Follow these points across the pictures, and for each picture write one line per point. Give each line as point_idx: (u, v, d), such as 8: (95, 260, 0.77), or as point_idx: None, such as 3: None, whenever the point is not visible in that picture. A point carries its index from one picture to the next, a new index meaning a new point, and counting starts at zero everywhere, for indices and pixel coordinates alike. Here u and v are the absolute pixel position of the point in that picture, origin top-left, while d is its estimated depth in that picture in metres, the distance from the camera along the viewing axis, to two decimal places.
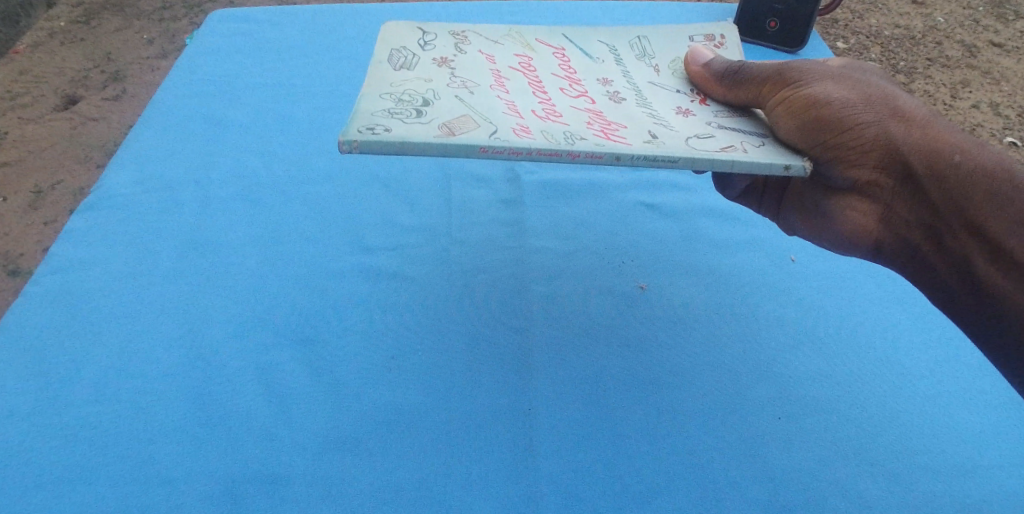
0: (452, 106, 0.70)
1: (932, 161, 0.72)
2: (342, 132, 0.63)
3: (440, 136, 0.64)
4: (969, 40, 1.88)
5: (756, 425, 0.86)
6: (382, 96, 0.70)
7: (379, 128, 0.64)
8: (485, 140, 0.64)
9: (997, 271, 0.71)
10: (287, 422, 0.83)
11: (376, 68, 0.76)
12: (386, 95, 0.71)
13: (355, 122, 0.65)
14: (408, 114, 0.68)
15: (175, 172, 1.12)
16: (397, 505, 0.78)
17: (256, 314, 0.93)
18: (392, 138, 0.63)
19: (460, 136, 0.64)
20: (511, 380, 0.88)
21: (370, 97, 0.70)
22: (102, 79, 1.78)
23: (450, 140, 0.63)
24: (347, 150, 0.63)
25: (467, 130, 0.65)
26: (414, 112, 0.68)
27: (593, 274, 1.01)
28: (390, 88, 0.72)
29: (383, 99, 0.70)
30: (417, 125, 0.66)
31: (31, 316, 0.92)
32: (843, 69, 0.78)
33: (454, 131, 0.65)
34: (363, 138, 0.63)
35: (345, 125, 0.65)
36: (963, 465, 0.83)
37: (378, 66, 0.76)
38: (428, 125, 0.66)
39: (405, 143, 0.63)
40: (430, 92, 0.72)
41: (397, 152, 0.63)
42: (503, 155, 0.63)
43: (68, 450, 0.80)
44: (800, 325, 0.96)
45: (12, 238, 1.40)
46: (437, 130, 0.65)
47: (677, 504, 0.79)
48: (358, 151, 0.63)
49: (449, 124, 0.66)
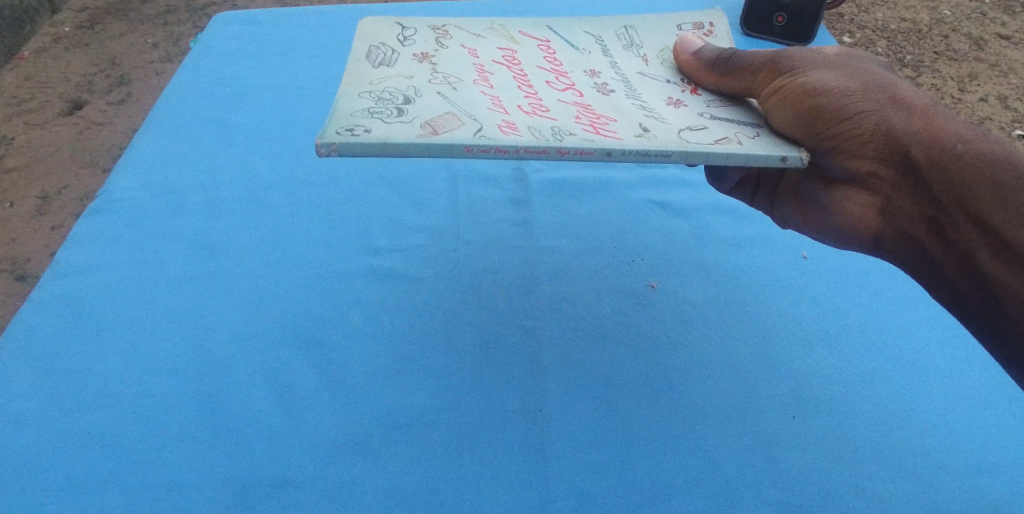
0: (434, 103, 0.70)
1: (931, 151, 0.71)
2: (320, 135, 0.63)
3: (421, 136, 0.64)
4: (976, 32, 1.86)
5: (769, 424, 0.85)
6: (361, 96, 0.71)
7: (358, 129, 0.65)
8: (469, 139, 0.64)
9: (998, 264, 0.70)
10: (295, 424, 0.83)
11: (356, 66, 0.76)
12: (366, 94, 0.71)
13: (334, 124, 0.65)
14: (388, 113, 0.68)
15: (180, 176, 1.13)
16: (409, 507, 0.77)
17: (263, 315, 0.94)
18: (372, 140, 0.63)
19: (443, 135, 0.64)
20: (521, 381, 0.88)
21: (349, 97, 0.70)
22: (107, 84, 1.79)
23: (432, 140, 0.63)
24: (326, 153, 0.63)
25: (450, 128, 0.65)
26: (395, 111, 0.68)
27: (602, 273, 1.00)
28: (370, 86, 0.73)
29: (363, 99, 0.70)
30: (398, 124, 0.66)
31: (39, 320, 0.93)
32: (840, 58, 0.77)
33: (437, 130, 0.65)
34: (341, 140, 0.63)
35: (323, 127, 0.65)
36: (981, 463, 0.82)
37: (358, 64, 0.76)
38: (409, 124, 0.66)
39: (387, 144, 0.63)
40: (410, 90, 0.72)
41: (378, 153, 0.63)
42: (489, 153, 0.63)
43: (76, 454, 0.81)
44: (813, 322, 0.95)
45: (20, 243, 1.41)
46: (419, 130, 0.65)
47: (690, 504, 0.78)
48: (337, 154, 0.63)
49: (432, 123, 0.66)
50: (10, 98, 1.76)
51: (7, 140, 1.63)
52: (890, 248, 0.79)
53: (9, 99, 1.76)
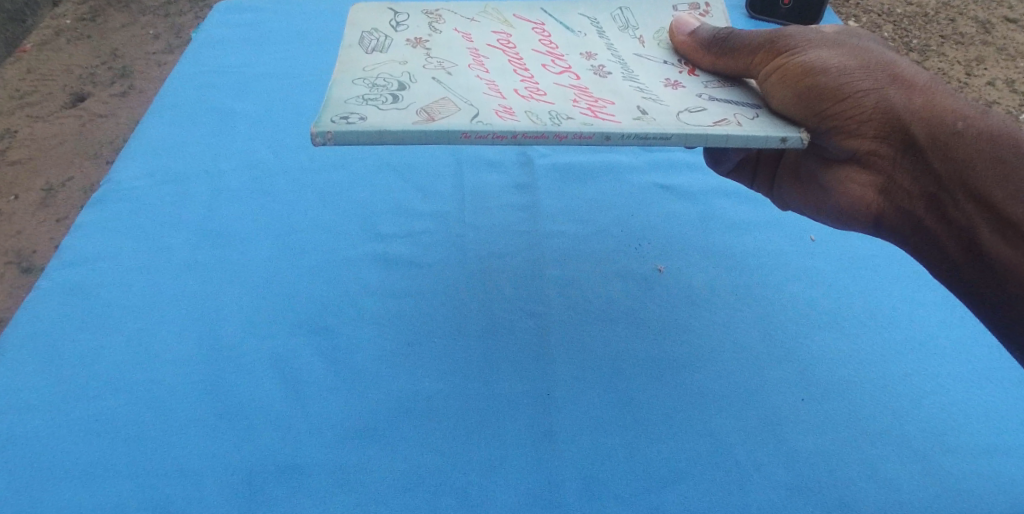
0: (429, 89, 0.70)
1: (932, 128, 0.71)
2: (315, 123, 0.63)
3: (417, 123, 0.64)
4: (983, 16, 1.84)
5: (779, 406, 0.84)
6: (355, 83, 0.70)
7: (353, 117, 0.64)
8: (466, 124, 0.63)
9: (1000, 241, 0.69)
10: (303, 409, 0.84)
11: (349, 52, 0.76)
12: (359, 80, 0.71)
13: (329, 113, 0.65)
14: (383, 100, 0.68)
15: (185, 164, 1.13)
16: (419, 490, 0.78)
17: (270, 302, 0.94)
18: (368, 128, 0.63)
19: (439, 121, 0.64)
20: (529, 365, 0.88)
21: (343, 84, 0.70)
22: (109, 76, 1.80)
23: (429, 127, 0.63)
24: (321, 143, 0.63)
25: (446, 114, 0.65)
26: (390, 97, 0.68)
27: (609, 258, 1.00)
28: (364, 73, 0.72)
29: (357, 86, 0.70)
30: (393, 111, 0.66)
31: (45, 309, 0.93)
32: (839, 36, 0.77)
33: (433, 116, 0.65)
34: (336, 128, 0.63)
35: (318, 116, 0.65)
36: (995, 444, 0.82)
37: (350, 51, 0.76)
38: (405, 111, 0.66)
39: (383, 131, 0.63)
40: (405, 76, 0.72)
41: (374, 141, 0.63)
42: (487, 139, 0.63)
43: (84, 441, 0.81)
44: (823, 304, 0.94)
45: (24, 236, 1.41)
46: (416, 117, 0.65)
47: (700, 487, 0.78)
48: (333, 143, 0.63)
49: (428, 109, 0.66)
50: (13, 91, 1.77)
51: (11, 133, 1.64)
52: (890, 228, 0.79)
53: (12, 92, 1.76)
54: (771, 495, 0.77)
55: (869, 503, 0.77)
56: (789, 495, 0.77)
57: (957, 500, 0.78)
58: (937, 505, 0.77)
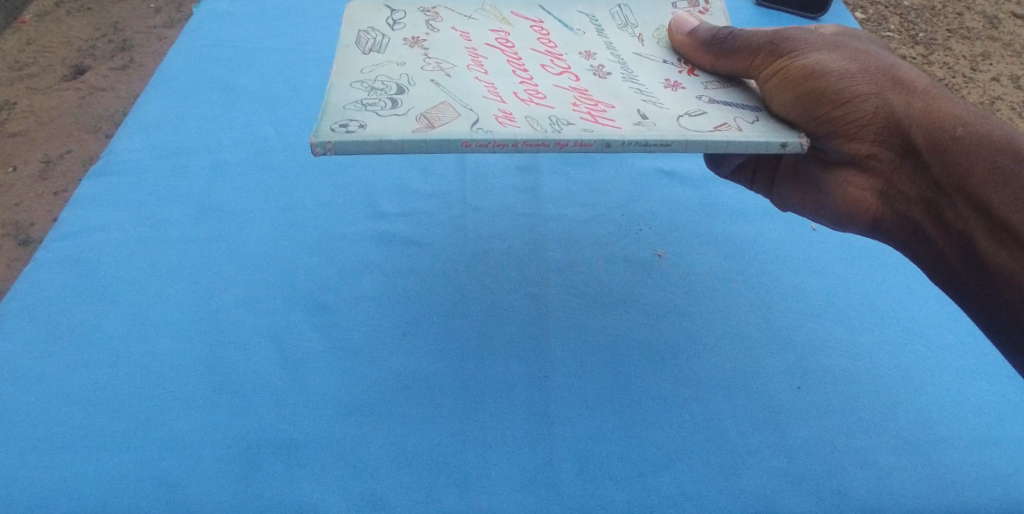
0: (427, 92, 0.70)
1: (932, 134, 0.71)
2: (316, 132, 0.63)
3: (417, 130, 0.64)
4: (991, 11, 1.83)
5: (776, 394, 0.85)
6: (353, 86, 0.70)
7: (353, 125, 0.64)
8: (466, 132, 0.64)
9: (999, 250, 0.69)
10: (302, 386, 0.84)
11: (346, 53, 0.76)
12: (358, 83, 0.71)
13: (328, 120, 0.65)
14: (382, 105, 0.68)
15: (185, 138, 1.13)
16: (418, 467, 0.78)
17: (269, 279, 0.94)
18: (367, 137, 0.63)
19: (440, 128, 0.64)
20: (528, 348, 0.88)
21: (342, 87, 0.70)
22: (110, 48, 1.79)
23: (428, 134, 0.63)
24: (321, 152, 0.63)
25: (446, 121, 0.65)
26: (389, 102, 0.68)
27: (611, 242, 1.00)
28: (362, 75, 0.72)
29: (355, 89, 0.70)
30: (393, 117, 0.66)
31: (44, 282, 0.93)
32: (838, 38, 0.77)
33: (433, 123, 0.65)
34: (337, 137, 0.63)
35: (317, 124, 0.65)
36: (986, 436, 0.83)
37: (348, 51, 0.76)
38: (404, 117, 0.66)
39: (381, 141, 0.63)
40: (403, 78, 0.72)
41: (373, 150, 0.63)
42: (487, 148, 0.63)
43: (82, 415, 0.82)
44: (820, 294, 0.95)
45: (22, 208, 1.41)
46: (415, 124, 0.65)
47: (695, 472, 0.79)
48: (333, 152, 0.63)
49: (427, 115, 0.66)
50: (13, 63, 1.76)
51: (10, 105, 1.63)
52: (889, 230, 0.79)
53: (12, 63, 1.76)
54: (765, 481, 0.78)
55: (861, 491, 0.78)
56: (782, 482, 0.78)
57: (947, 490, 0.78)
58: (929, 494, 0.78)
